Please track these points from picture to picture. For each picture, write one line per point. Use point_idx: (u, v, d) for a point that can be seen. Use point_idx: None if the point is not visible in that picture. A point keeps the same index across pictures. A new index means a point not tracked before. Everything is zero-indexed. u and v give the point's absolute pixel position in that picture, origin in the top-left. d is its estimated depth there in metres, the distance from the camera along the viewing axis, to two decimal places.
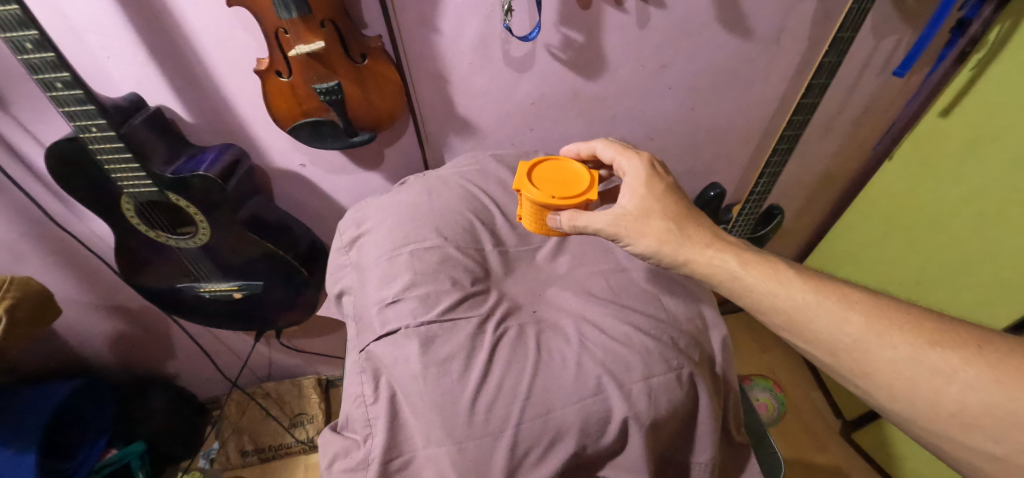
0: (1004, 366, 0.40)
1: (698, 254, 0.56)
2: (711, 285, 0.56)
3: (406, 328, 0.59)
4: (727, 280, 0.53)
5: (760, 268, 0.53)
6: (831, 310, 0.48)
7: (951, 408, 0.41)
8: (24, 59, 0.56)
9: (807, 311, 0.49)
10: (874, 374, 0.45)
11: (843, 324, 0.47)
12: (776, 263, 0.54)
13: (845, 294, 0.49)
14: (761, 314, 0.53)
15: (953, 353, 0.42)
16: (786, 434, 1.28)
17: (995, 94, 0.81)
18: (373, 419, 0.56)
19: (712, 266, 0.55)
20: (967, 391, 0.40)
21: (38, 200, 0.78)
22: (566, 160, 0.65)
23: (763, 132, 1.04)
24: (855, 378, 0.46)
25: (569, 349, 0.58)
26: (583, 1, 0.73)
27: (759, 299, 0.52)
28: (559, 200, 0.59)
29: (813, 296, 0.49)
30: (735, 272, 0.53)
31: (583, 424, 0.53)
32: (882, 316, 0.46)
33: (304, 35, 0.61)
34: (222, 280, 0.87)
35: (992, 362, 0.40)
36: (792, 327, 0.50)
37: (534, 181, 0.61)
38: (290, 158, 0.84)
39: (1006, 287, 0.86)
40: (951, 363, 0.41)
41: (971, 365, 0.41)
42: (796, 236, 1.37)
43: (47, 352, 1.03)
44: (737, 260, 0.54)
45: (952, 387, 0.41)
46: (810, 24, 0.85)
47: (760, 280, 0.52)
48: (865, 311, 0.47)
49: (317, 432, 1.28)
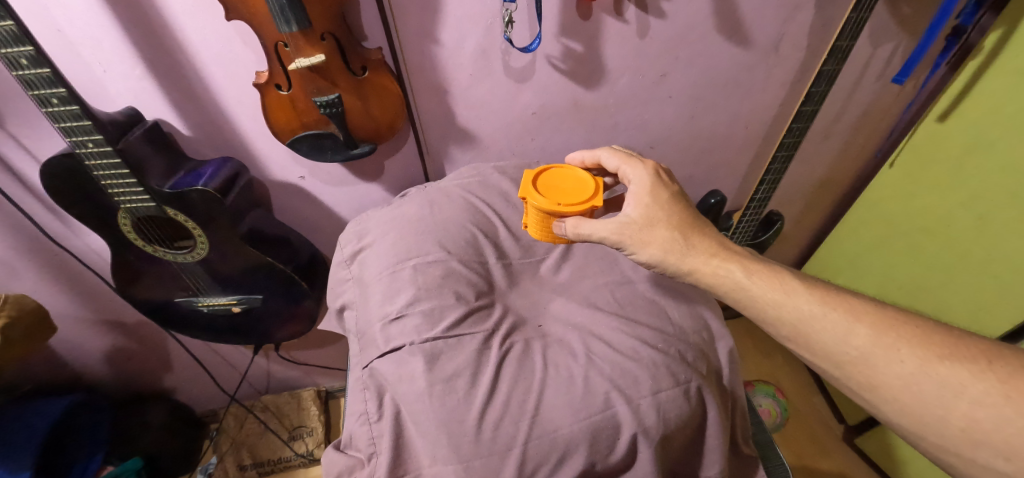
0: (1013, 382, 0.39)
1: (703, 263, 0.55)
2: (717, 295, 0.56)
3: (411, 344, 0.58)
4: (732, 289, 0.53)
5: (765, 279, 0.53)
6: (837, 321, 0.47)
7: (960, 423, 0.40)
8: (19, 75, 0.55)
9: (813, 322, 0.48)
10: (881, 388, 0.44)
11: (849, 337, 0.46)
12: (781, 273, 0.53)
13: (852, 306, 0.48)
14: (766, 325, 0.52)
15: (962, 367, 0.42)
16: (789, 440, 1.27)
17: (993, 100, 0.82)
18: (377, 437, 0.56)
19: (717, 276, 0.54)
20: (976, 406, 0.40)
21: (33, 215, 0.76)
22: (571, 168, 0.65)
23: (762, 139, 1.04)
24: (863, 391, 0.46)
25: (577, 365, 0.58)
26: (583, 12, 0.73)
27: (764, 310, 0.51)
28: (565, 206, 0.58)
29: (819, 308, 0.49)
30: (741, 281, 0.53)
31: (592, 441, 0.52)
32: (890, 329, 0.46)
33: (304, 48, 0.60)
34: (221, 293, 0.87)
35: (1002, 377, 0.40)
36: (798, 339, 0.49)
37: (540, 189, 0.61)
38: (289, 170, 0.83)
39: (1006, 292, 0.86)
40: (959, 378, 0.41)
41: (980, 380, 0.40)
42: (795, 242, 1.38)
43: (41, 368, 1.01)
44: (742, 269, 0.54)
45: (961, 402, 0.40)
46: (808, 32, 0.85)
47: (766, 290, 0.52)
48: (871, 323, 0.46)
49: (317, 445, 1.27)
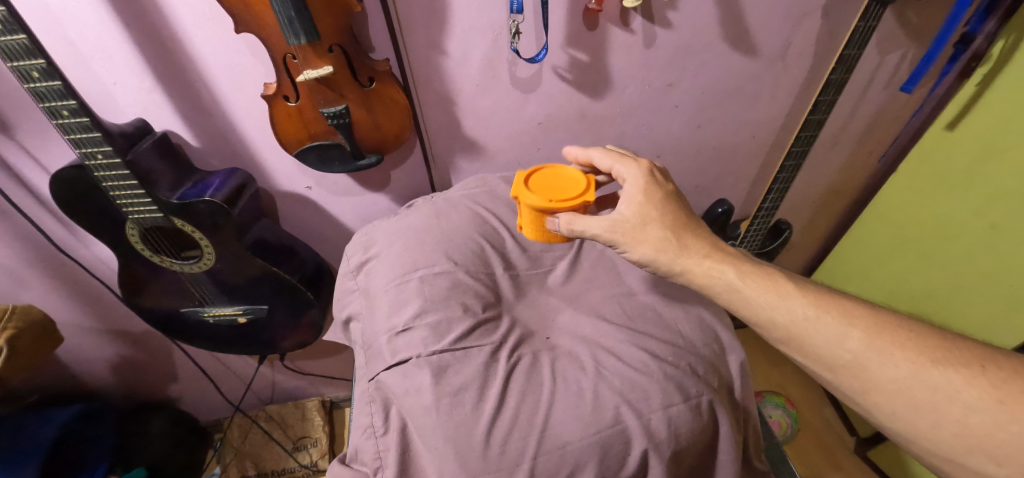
0: (1007, 388, 0.39)
1: (696, 264, 0.55)
2: (710, 296, 0.55)
3: (418, 357, 0.58)
4: (725, 292, 0.52)
5: (759, 281, 0.52)
6: (831, 325, 0.47)
7: (953, 428, 0.40)
8: (30, 88, 0.55)
9: (806, 325, 0.48)
10: (874, 391, 0.44)
11: (844, 340, 0.46)
12: (776, 276, 0.53)
13: (846, 309, 0.48)
14: (760, 327, 0.52)
15: (956, 372, 0.41)
16: (801, 453, 1.25)
17: (1003, 107, 0.81)
18: (383, 451, 0.55)
19: (711, 277, 0.54)
20: (969, 411, 0.40)
21: (42, 225, 0.77)
22: (563, 166, 0.64)
23: (769, 149, 1.03)
24: (856, 395, 0.46)
25: (585, 377, 0.57)
26: (589, 22, 0.73)
27: (757, 312, 0.51)
28: (557, 202, 0.57)
29: (813, 311, 0.48)
30: (733, 283, 0.52)
31: (602, 457, 0.51)
32: (884, 332, 0.45)
33: (312, 60, 0.60)
34: (227, 304, 0.86)
35: (995, 383, 0.40)
36: (791, 342, 0.49)
37: (531, 187, 0.60)
38: (296, 181, 0.83)
39: (1014, 300, 0.85)
40: (953, 383, 0.41)
41: (974, 386, 0.40)
42: (803, 251, 1.36)
43: (47, 379, 1.01)
44: (735, 271, 0.53)
45: (954, 406, 0.40)
46: (815, 42, 0.85)
47: (759, 293, 0.51)
48: (865, 327, 0.46)
49: (321, 456, 1.27)
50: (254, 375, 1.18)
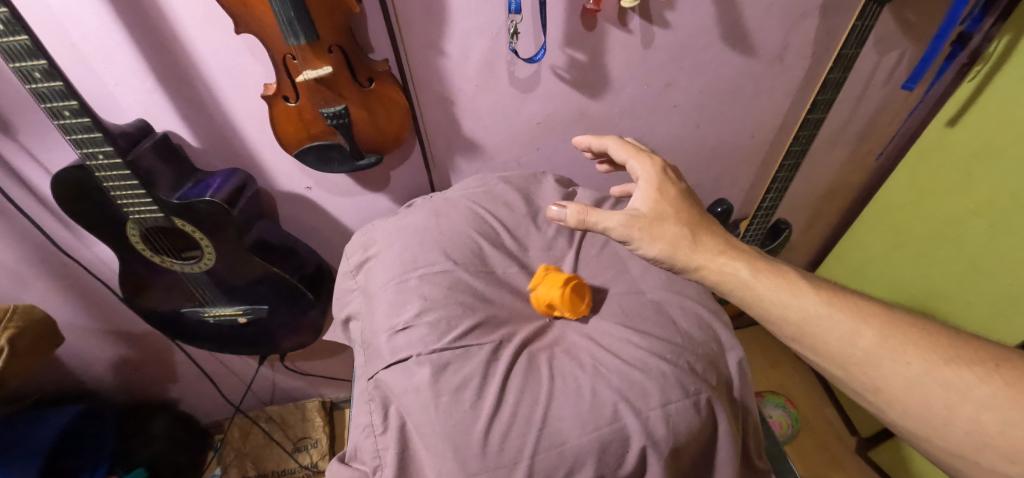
0: (1019, 386, 0.40)
1: (710, 261, 0.54)
2: (721, 293, 0.54)
3: (418, 355, 0.58)
4: (737, 288, 0.52)
5: (772, 278, 0.52)
6: (844, 323, 0.47)
7: (965, 425, 0.41)
8: (32, 88, 0.55)
9: (819, 323, 0.48)
10: (886, 388, 0.45)
11: (856, 338, 0.46)
12: (788, 272, 0.53)
13: (858, 307, 0.48)
14: (771, 324, 0.52)
15: (969, 370, 0.42)
16: (802, 454, 1.25)
17: (1003, 105, 0.81)
18: (382, 450, 0.55)
19: (723, 275, 0.53)
20: (981, 409, 0.40)
21: (43, 225, 0.77)
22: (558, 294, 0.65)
23: (768, 148, 1.03)
24: (866, 393, 0.46)
25: (584, 375, 0.57)
26: (588, 22, 0.74)
27: (769, 310, 0.51)
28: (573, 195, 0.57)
29: (825, 308, 0.48)
30: (746, 280, 0.52)
31: (601, 454, 0.51)
32: (897, 331, 0.46)
33: (312, 61, 0.61)
34: (227, 304, 0.86)
35: (1008, 381, 0.41)
36: (803, 340, 0.49)
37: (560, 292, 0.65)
38: (296, 181, 0.84)
39: (1013, 300, 0.84)
40: (966, 381, 0.42)
41: (986, 384, 0.41)
42: (803, 251, 1.36)
43: (48, 380, 1.01)
44: (748, 267, 0.53)
45: (967, 404, 0.41)
46: (812, 42, 0.85)
47: (771, 289, 0.51)
48: (878, 325, 0.46)
49: (321, 457, 1.27)
50: (254, 376, 1.18)
